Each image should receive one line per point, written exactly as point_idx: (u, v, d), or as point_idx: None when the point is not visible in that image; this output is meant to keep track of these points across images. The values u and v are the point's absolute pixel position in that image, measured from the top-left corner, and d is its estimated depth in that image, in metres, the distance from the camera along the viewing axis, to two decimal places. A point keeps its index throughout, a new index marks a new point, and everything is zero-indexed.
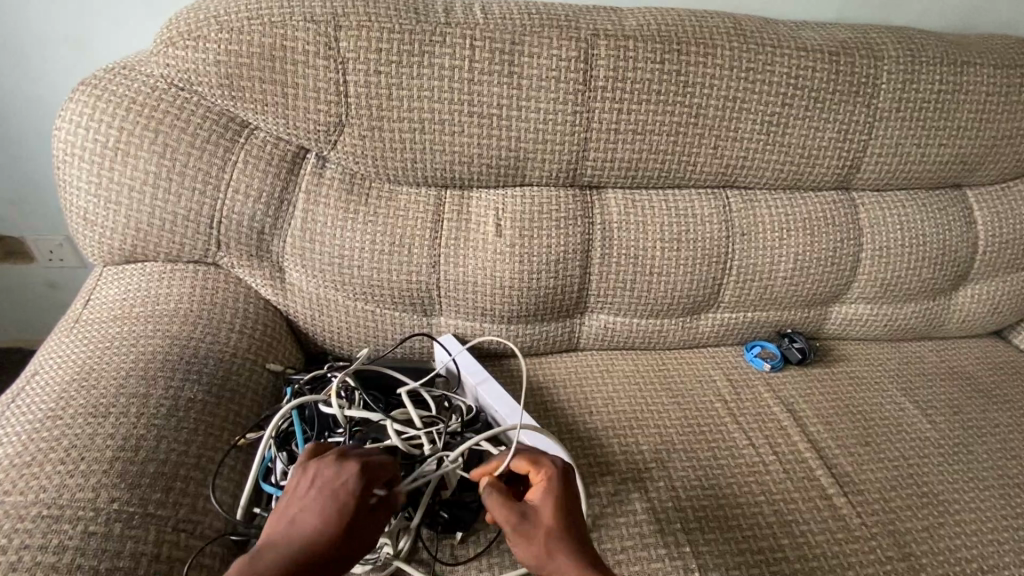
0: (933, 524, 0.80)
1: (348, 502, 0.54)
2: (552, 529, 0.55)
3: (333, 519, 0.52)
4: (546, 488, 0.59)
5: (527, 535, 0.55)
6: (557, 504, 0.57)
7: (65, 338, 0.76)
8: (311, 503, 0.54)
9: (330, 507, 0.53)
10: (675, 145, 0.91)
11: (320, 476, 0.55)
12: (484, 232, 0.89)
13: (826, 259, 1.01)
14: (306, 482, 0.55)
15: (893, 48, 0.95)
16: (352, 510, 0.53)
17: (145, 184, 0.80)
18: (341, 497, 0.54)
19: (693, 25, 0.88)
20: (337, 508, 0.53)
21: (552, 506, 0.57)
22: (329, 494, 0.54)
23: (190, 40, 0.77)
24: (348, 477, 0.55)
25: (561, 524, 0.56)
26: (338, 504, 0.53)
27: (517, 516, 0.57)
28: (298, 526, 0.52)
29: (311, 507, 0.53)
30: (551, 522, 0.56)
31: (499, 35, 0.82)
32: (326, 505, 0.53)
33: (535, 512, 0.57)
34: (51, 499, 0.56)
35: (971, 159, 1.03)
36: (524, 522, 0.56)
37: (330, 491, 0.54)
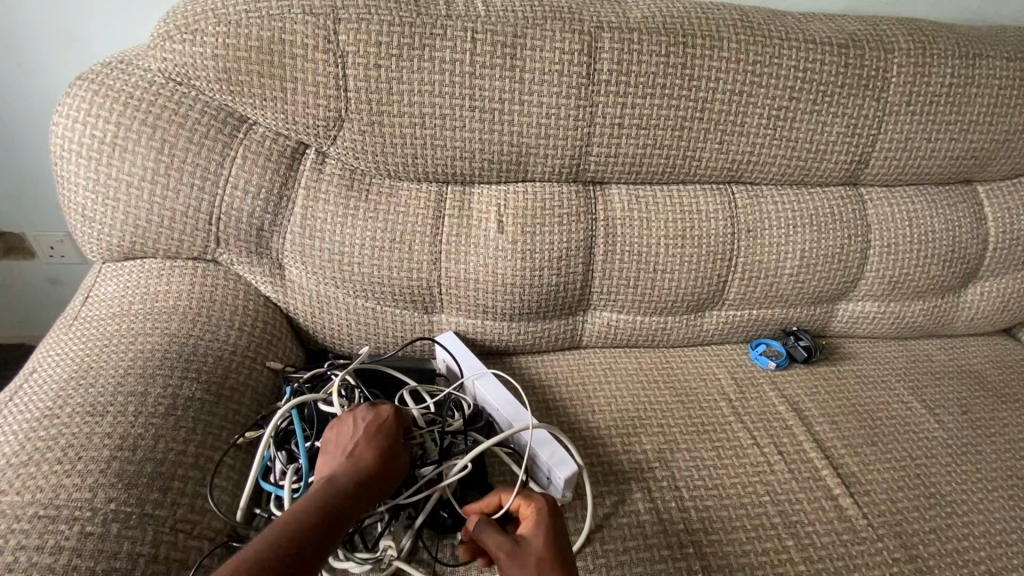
0: (940, 526, 0.78)
1: (392, 436, 0.64)
2: (544, 555, 0.55)
3: (381, 448, 0.62)
4: (537, 517, 0.59)
5: (519, 560, 0.55)
6: (548, 533, 0.57)
7: (64, 336, 0.76)
8: (360, 438, 0.63)
9: (377, 440, 0.63)
10: (680, 140, 0.90)
11: (361, 420, 0.65)
12: (486, 228, 0.88)
13: (833, 255, 1.00)
14: (350, 425, 0.64)
15: (903, 41, 0.93)
16: (394, 443, 0.63)
17: (143, 180, 0.79)
18: (384, 433, 0.64)
19: (699, 17, 0.86)
20: (384, 440, 0.63)
21: (542, 534, 0.57)
22: (373, 431, 0.64)
23: (188, 33, 0.76)
24: (386, 418, 0.66)
25: (554, 552, 0.56)
26: (383, 438, 0.63)
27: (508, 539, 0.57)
28: (352, 456, 0.61)
29: (360, 441, 0.62)
30: (544, 549, 0.55)
31: (501, 27, 0.80)
32: (373, 439, 0.63)
33: (527, 540, 0.57)
34: (48, 499, 0.55)
35: (982, 154, 1.01)
36: (514, 548, 0.56)
37: (372, 430, 0.64)
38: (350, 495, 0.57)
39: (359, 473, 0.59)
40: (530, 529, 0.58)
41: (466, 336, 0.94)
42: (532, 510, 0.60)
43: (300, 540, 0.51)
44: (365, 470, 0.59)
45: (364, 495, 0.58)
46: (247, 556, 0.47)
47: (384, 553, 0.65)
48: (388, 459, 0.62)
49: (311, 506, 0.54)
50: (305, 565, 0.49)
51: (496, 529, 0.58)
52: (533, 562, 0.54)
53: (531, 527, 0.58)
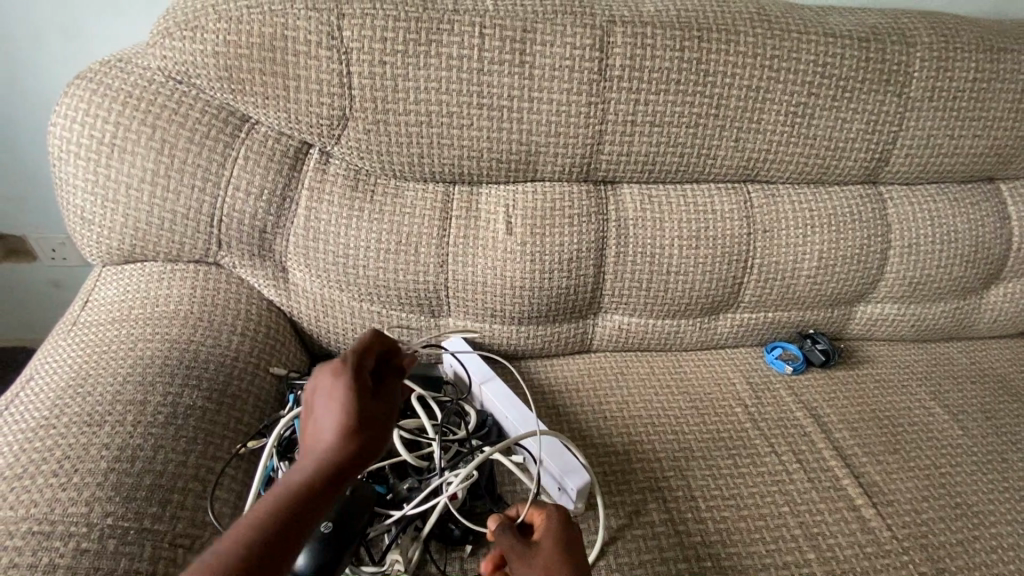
0: (967, 538, 0.76)
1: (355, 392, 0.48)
2: (555, 560, 0.52)
3: (346, 415, 0.47)
4: (547, 521, 0.57)
5: (530, 564, 0.52)
6: (560, 539, 0.54)
7: (62, 342, 0.74)
8: (324, 408, 0.48)
9: (338, 407, 0.47)
10: (694, 138, 0.87)
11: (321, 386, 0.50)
12: (495, 229, 0.85)
13: (851, 256, 0.97)
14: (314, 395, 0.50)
15: (925, 34, 0.89)
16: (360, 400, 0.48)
17: (142, 181, 0.77)
18: (346, 397, 0.48)
19: (715, 10, 0.84)
20: (347, 401, 0.48)
21: (554, 537, 0.55)
22: (335, 395, 0.49)
23: (188, 30, 0.74)
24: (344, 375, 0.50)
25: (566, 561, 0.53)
26: (347, 400, 0.48)
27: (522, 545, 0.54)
28: (317, 433, 0.47)
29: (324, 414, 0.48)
30: (556, 554, 0.53)
31: (510, 22, 0.77)
32: (337, 403, 0.48)
33: (539, 543, 0.55)
34: (43, 514, 0.53)
35: (1006, 152, 0.98)
36: (528, 554, 0.53)
37: (335, 393, 0.49)
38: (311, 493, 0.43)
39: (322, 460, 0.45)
40: (540, 532, 0.56)
41: (473, 340, 0.92)
42: (540, 516, 0.58)
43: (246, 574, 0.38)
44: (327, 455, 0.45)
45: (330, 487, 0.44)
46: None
47: (391, 567, 0.62)
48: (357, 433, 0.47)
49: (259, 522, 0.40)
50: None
51: (512, 533, 0.56)
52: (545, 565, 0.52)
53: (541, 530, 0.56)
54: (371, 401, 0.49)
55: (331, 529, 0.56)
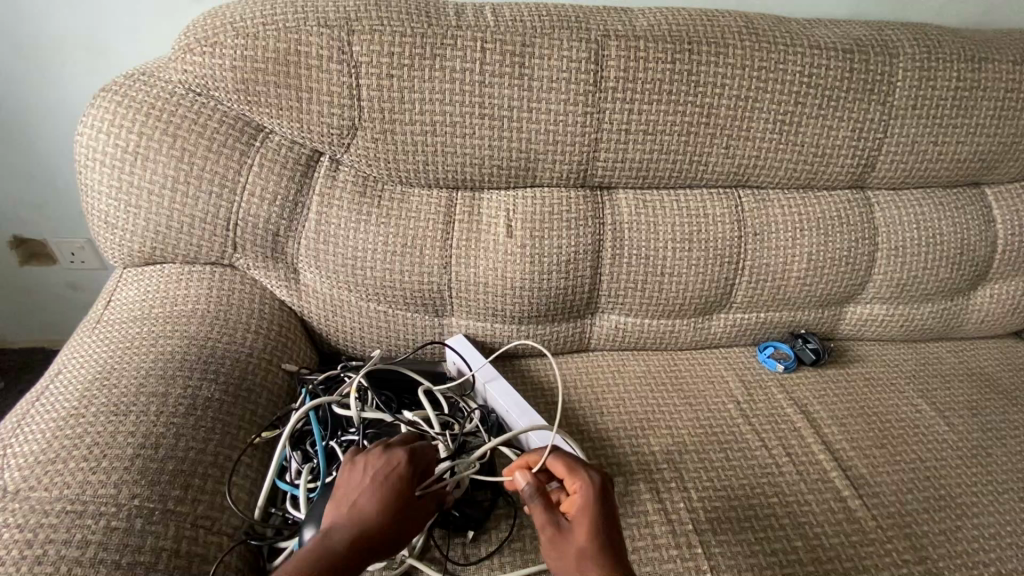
0: (950, 528, 0.79)
1: (398, 486, 0.59)
2: (589, 550, 0.54)
3: (384, 500, 0.58)
4: (584, 508, 0.57)
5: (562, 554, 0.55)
6: (593, 517, 0.56)
7: (88, 338, 0.78)
8: (367, 488, 0.59)
9: (381, 493, 0.58)
10: (686, 145, 0.91)
11: (370, 466, 0.61)
12: (496, 232, 0.89)
13: (840, 259, 1.00)
14: (356, 473, 0.61)
15: (908, 45, 0.93)
16: (401, 493, 0.59)
17: (163, 188, 0.82)
18: (391, 485, 0.59)
19: (704, 24, 0.88)
20: (390, 493, 0.58)
21: (589, 526, 0.55)
22: (380, 479, 0.60)
23: (207, 46, 0.79)
24: (398, 466, 0.61)
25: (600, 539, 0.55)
26: (388, 489, 0.59)
27: (554, 523, 0.57)
28: (356, 505, 0.58)
29: (362, 492, 0.59)
30: (592, 548, 0.54)
31: (510, 36, 0.82)
32: (381, 488, 0.59)
33: (573, 520, 0.56)
34: (75, 495, 0.57)
35: (989, 158, 1.01)
36: (560, 535, 0.56)
37: (381, 478, 0.60)
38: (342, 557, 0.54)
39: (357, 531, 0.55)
40: (576, 518, 0.56)
41: (475, 339, 0.96)
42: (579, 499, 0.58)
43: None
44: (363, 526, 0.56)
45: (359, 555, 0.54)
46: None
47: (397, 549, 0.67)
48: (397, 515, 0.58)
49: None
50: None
51: (544, 507, 0.58)
52: (577, 555, 0.54)
53: (577, 516, 0.56)
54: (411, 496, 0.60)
55: None
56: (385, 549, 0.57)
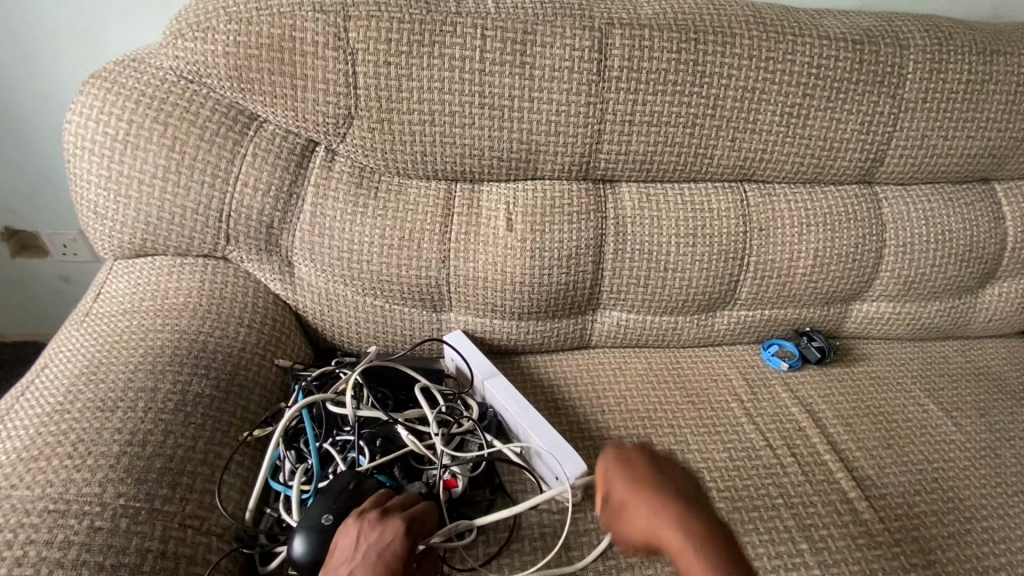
0: (958, 531, 0.77)
1: (395, 565, 0.54)
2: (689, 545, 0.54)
3: None
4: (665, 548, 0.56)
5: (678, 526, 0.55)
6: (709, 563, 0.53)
7: (76, 332, 0.76)
8: (361, 566, 0.53)
9: (377, 574, 0.53)
10: (691, 138, 0.89)
11: (362, 538, 0.55)
12: (495, 226, 0.87)
13: (847, 255, 0.98)
14: (346, 544, 0.55)
15: (919, 36, 0.91)
16: (398, 573, 0.54)
17: (154, 177, 0.80)
18: (388, 562, 0.54)
19: (711, 13, 0.86)
20: (385, 573, 0.53)
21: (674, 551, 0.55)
22: (375, 556, 0.54)
23: (199, 31, 0.76)
24: (395, 541, 0.55)
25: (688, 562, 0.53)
26: (383, 570, 0.53)
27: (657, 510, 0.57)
28: None
29: (355, 571, 0.53)
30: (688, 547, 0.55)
31: (511, 24, 0.80)
32: (376, 567, 0.53)
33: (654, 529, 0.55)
34: (58, 493, 0.55)
35: (1000, 153, 0.99)
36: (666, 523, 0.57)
37: (377, 555, 0.54)
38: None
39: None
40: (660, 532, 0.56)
41: (474, 335, 0.94)
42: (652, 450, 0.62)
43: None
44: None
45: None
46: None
47: None
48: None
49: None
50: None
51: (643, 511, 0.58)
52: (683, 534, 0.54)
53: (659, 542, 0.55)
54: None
55: (331, 522, 0.59)
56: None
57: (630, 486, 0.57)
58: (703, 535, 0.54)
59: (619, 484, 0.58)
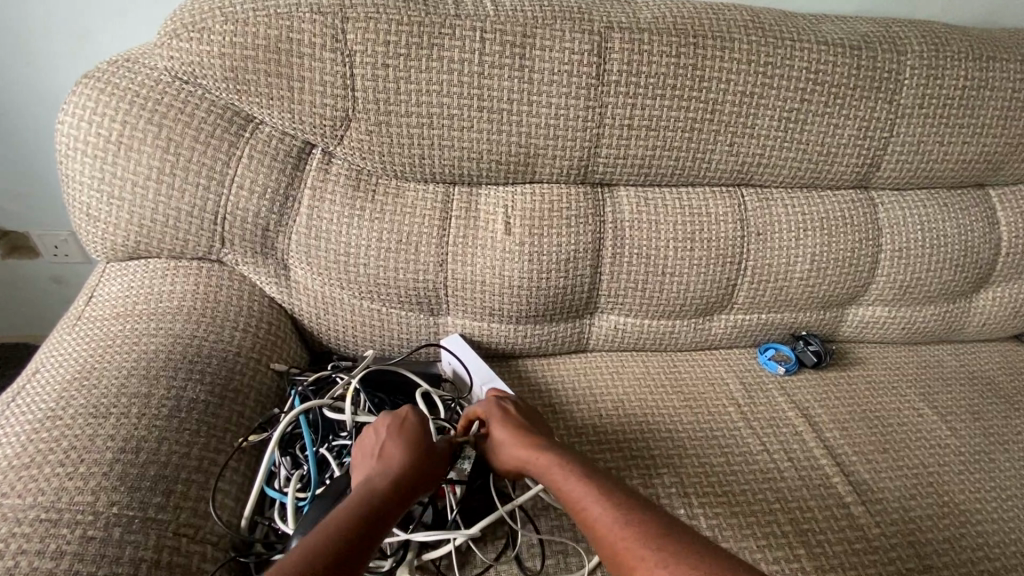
0: (954, 535, 0.77)
1: (417, 434, 0.67)
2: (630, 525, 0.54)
3: (409, 447, 0.65)
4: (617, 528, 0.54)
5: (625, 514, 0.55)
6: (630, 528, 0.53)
7: (68, 335, 0.75)
8: (389, 443, 0.66)
9: (403, 442, 0.66)
10: (690, 142, 0.88)
11: (381, 428, 0.68)
12: (493, 229, 0.87)
13: (843, 260, 0.99)
14: (372, 436, 0.67)
15: (916, 43, 0.91)
16: (419, 438, 0.67)
17: (148, 179, 0.79)
18: (409, 435, 0.67)
19: (710, 18, 0.86)
20: (410, 440, 0.66)
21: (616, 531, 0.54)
22: (397, 434, 0.67)
23: (194, 31, 0.75)
24: (408, 420, 0.69)
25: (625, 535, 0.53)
26: (409, 440, 0.66)
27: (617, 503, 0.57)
28: (383, 457, 0.64)
29: (387, 446, 0.65)
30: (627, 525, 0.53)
31: (511, 27, 0.79)
32: (401, 439, 0.66)
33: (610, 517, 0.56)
34: (49, 502, 0.54)
35: (995, 158, 1.00)
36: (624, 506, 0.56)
37: (398, 432, 0.67)
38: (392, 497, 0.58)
39: (394, 473, 0.61)
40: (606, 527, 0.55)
41: (471, 338, 0.93)
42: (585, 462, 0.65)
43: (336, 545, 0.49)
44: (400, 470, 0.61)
45: (403, 497, 0.59)
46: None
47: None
48: (426, 459, 0.64)
49: (347, 514, 0.54)
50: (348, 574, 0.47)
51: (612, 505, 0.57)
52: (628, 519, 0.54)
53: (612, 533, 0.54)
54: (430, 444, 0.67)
55: None
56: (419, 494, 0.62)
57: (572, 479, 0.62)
58: (643, 523, 0.53)
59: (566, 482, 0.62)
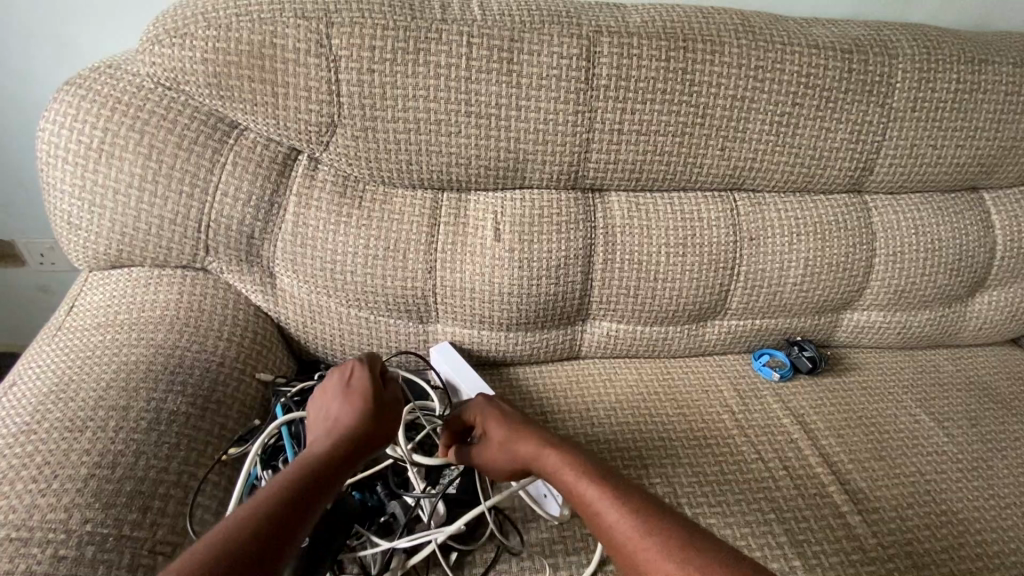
0: (952, 545, 0.76)
1: (362, 389, 0.66)
2: (651, 532, 0.50)
3: (355, 404, 0.64)
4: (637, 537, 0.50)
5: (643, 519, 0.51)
6: (652, 536, 0.50)
7: (47, 346, 0.73)
8: (336, 402, 0.65)
9: (349, 399, 0.65)
10: (681, 147, 0.88)
11: (331, 388, 0.67)
12: (482, 236, 0.86)
13: (837, 265, 0.98)
14: (321, 398, 0.67)
15: (907, 46, 0.91)
16: (364, 392, 0.65)
17: (130, 186, 0.77)
18: (355, 390, 0.66)
19: (699, 22, 0.85)
20: (357, 397, 0.65)
21: (637, 540, 0.50)
22: (343, 392, 0.66)
23: (176, 37, 0.74)
24: (355, 374, 0.68)
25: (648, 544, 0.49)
26: (355, 397, 0.65)
27: (634, 506, 0.53)
28: (331, 417, 0.63)
29: (335, 405, 0.65)
30: (648, 534, 0.50)
31: (497, 32, 0.78)
32: (348, 396, 0.65)
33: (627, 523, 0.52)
34: (20, 520, 0.53)
35: (989, 161, 0.99)
36: (641, 510, 0.53)
37: (344, 390, 0.66)
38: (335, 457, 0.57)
39: (337, 435, 0.60)
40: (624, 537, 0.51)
41: (461, 346, 0.92)
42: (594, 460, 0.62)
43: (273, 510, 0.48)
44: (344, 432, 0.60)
45: (347, 459, 0.58)
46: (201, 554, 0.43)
47: None
48: (374, 418, 0.63)
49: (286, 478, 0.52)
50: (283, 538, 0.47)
51: (628, 511, 0.53)
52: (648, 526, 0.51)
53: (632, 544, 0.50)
54: (377, 398, 0.66)
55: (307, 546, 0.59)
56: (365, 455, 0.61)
57: (582, 479, 0.58)
58: (661, 529, 0.50)
59: (576, 485, 0.58)
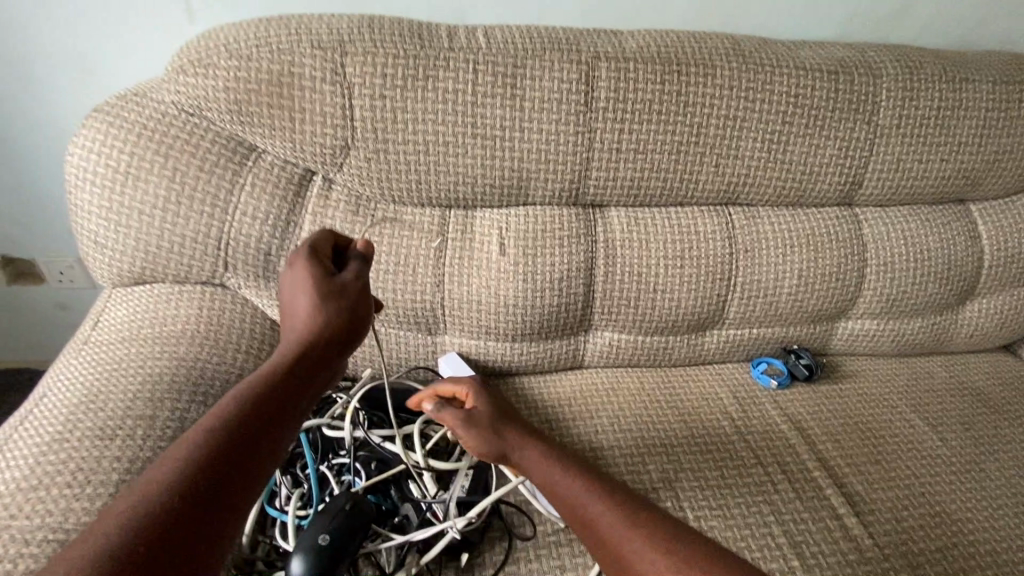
0: (946, 545, 0.79)
1: (305, 300, 0.59)
2: (633, 527, 0.56)
3: (302, 321, 0.59)
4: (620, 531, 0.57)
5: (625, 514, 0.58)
6: (633, 529, 0.56)
7: (75, 359, 0.77)
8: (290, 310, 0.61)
9: (296, 312, 0.60)
10: (676, 164, 0.92)
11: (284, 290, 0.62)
12: (488, 251, 0.90)
13: (829, 275, 1.01)
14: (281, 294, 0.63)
15: (891, 67, 0.95)
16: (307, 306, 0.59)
17: (155, 207, 0.82)
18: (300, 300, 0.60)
19: (692, 47, 0.90)
20: (302, 310, 0.59)
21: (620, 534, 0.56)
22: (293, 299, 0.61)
23: (200, 67, 0.79)
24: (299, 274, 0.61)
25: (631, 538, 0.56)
26: (301, 311, 0.59)
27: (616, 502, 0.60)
28: (289, 327, 0.60)
29: (289, 313, 0.60)
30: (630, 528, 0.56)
31: (501, 59, 0.83)
32: (296, 306, 0.60)
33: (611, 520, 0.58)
34: (57, 523, 0.56)
35: (973, 174, 1.03)
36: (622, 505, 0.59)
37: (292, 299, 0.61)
38: (282, 384, 0.55)
39: (285, 361, 0.57)
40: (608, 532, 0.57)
41: (469, 356, 0.95)
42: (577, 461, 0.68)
43: (213, 451, 0.48)
44: (295, 346, 0.58)
45: (296, 382, 0.56)
46: (144, 498, 0.44)
47: None
48: (320, 337, 0.59)
49: (227, 411, 0.51)
50: (227, 479, 0.47)
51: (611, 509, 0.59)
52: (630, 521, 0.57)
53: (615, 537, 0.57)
54: (323, 310, 0.59)
55: (329, 541, 0.60)
56: (318, 372, 0.59)
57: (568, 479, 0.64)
58: (641, 522, 0.57)
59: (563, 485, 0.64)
